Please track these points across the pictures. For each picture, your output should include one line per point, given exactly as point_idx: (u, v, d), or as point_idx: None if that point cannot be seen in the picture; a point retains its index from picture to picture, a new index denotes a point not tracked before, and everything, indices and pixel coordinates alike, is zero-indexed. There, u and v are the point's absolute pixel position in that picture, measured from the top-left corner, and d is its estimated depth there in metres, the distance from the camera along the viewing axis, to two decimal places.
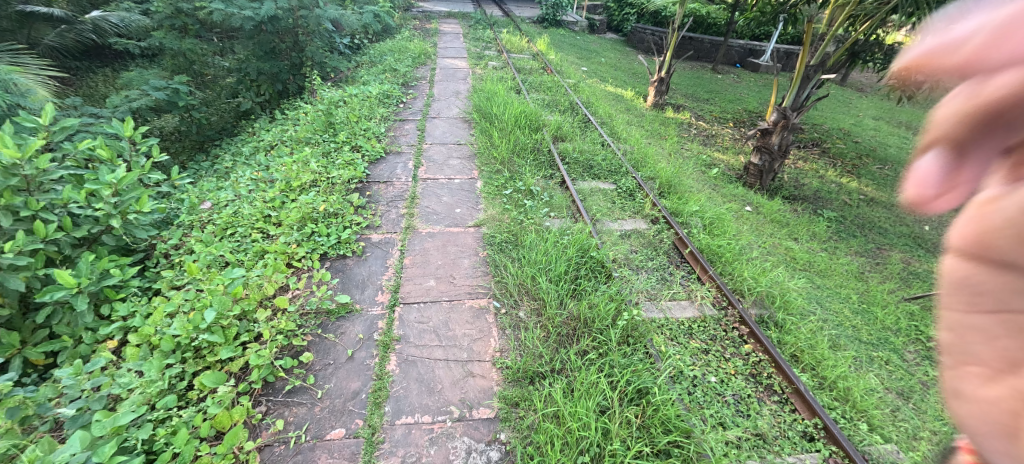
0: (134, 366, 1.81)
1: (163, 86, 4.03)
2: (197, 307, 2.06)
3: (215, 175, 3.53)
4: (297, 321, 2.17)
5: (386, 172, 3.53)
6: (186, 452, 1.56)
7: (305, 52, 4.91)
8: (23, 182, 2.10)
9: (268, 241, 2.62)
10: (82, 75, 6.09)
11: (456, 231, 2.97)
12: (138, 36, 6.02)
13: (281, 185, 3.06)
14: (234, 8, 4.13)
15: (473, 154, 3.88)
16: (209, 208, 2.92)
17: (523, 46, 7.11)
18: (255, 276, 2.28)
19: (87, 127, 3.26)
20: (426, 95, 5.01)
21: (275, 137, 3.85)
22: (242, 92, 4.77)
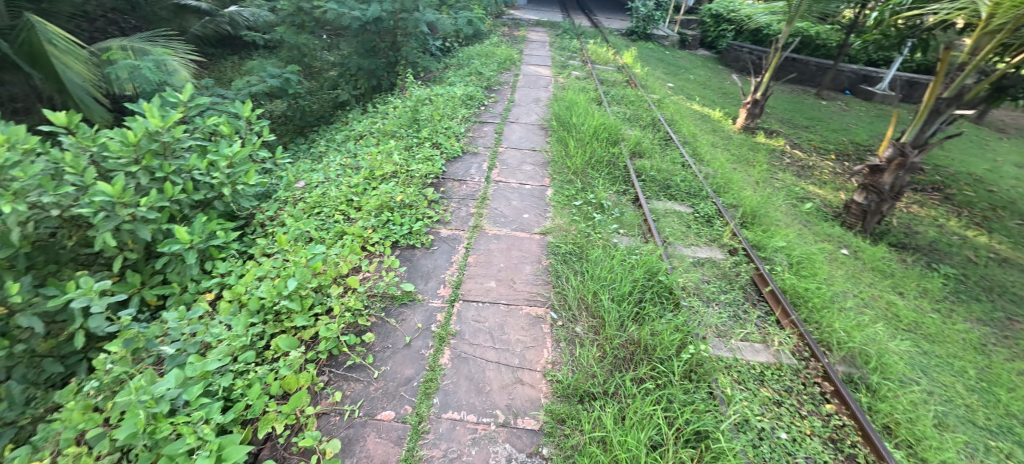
0: (225, 319, 2.02)
1: (277, 75, 4.43)
2: (281, 275, 2.26)
3: (310, 157, 3.86)
4: (365, 301, 2.30)
5: (461, 171, 3.65)
6: (257, 405, 1.70)
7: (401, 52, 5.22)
8: (161, 148, 2.44)
9: (348, 223, 2.80)
10: (215, 60, 7.02)
11: (522, 236, 2.99)
12: (263, 30, 6.79)
13: (366, 173, 3.27)
14: (345, 9, 4.51)
15: (547, 162, 3.88)
16: (302, 187, 3.20)
17: (609, 57, 7.01)
18: (333, 254, 2.46)
19: (214, 106, 3.72)
20: (507, 100, 5.10)
21: (365, 128, 4.12)
22: (341, 84, 5.19)
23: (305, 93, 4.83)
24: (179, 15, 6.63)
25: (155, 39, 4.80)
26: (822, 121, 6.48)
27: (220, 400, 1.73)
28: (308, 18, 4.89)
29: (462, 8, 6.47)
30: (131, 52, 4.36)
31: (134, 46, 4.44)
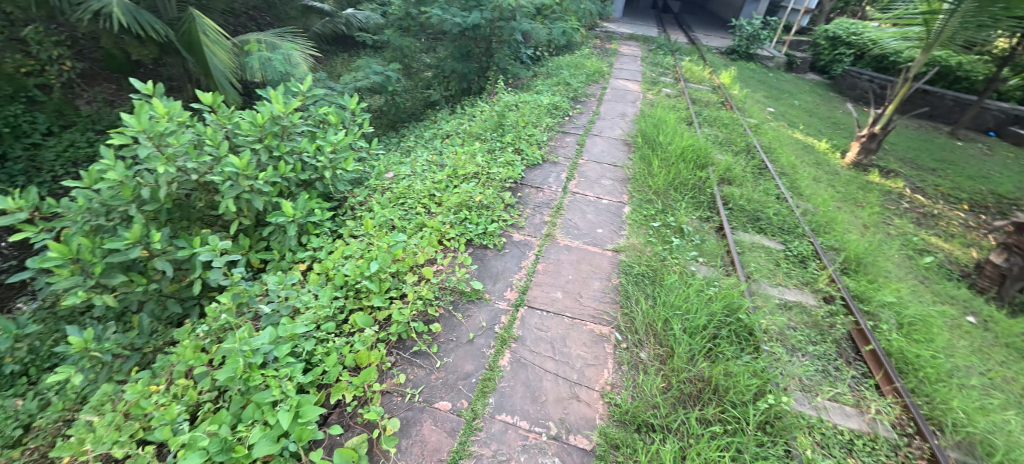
0: (314, 289, 2.22)
1: (380, 71, 4.66)
2: (365, 256, 2.44)
3: (400, 151, 4.11)
4: (436, 292, 2.40)
5: (539, 179, 3.66)
6: (333, 372, 1.85)
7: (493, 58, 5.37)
8: (281, 130, 2.75)
9: (429, 216, 2.94)
10: (328, 56, 7.75)
11: (593, 251, 2.93)
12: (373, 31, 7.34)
13: (450, 171, 3.41)
14: (448, 15, 4.74)
15: (627, 178, 3.77)
16: (390, 177, 3.42)
17: (704, 76, 6.68)
18: (412, 244, 2.59)
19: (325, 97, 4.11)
20: (592, 112, 4.98)
21: (452, 128, 4.31)
22: (434, 84, 5.47)
23: (401, 90, 5.16)
24: (305, 15, 7.41)
25: (283, 33, 5.36)
26: (955, 164, 5.64)
27: (302, 361, 1.89)
28: (414, 22, 5.20)
29: (557, 18, 6.53)
30: (265, 46, 4.92)
31: (268, 41, 4.99)
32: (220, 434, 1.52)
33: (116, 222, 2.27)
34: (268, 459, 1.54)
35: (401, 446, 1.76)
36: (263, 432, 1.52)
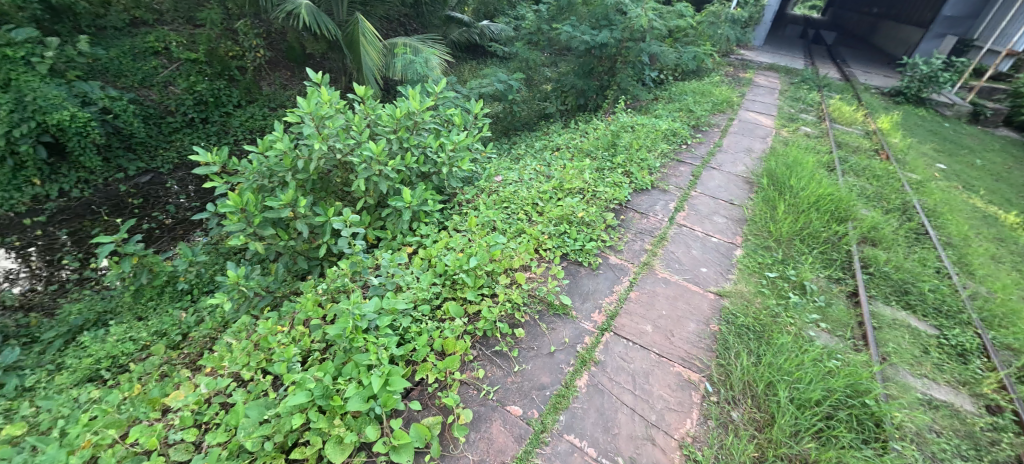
0: (416, 272, 2.39)
1: (503, 80, 4.87)
2: (465, 251, 2.56)
3: (510, 158, 4.25)
4: (525, 298, 2.44)
5: (644, 205, 3.47)
6: (422, 351, 1.97)
7: (615, 78, 5.20)
8: (412, 125, 3.03)
9: (529, 224, 2.99)
10: (459, 61, 8.39)
11: (694, 289, 2.72)
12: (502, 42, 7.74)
13: (556, 183, 3.42)
14: (578, 32, 4.71)
15: (745, 219, 3.42)
16: (499, 181, 3.55)
17: (857, 118, 5.85)
18: (510, 248, 2.66)
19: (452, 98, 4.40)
20: (714, 144, 4.59)
21: (564, 142, 4.34)
22: (552, 97, 5.50)
23: (519, 101, 5.21)
24: (446, 25, 8.14)
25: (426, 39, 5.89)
26: None
27: (398, 334, 2.05)
28: (544, 36, 5.31)
29: (689, 42, 6.24)
30: (410, 49, 5.45)
31: (412, 44, 5.49)
32: (323, 381, 1.71)
33: (275, 184, 2.70)
34: (357, 414, 1.69)
35: (469, 438, 1.81)
36: (357, 390, 1.68)
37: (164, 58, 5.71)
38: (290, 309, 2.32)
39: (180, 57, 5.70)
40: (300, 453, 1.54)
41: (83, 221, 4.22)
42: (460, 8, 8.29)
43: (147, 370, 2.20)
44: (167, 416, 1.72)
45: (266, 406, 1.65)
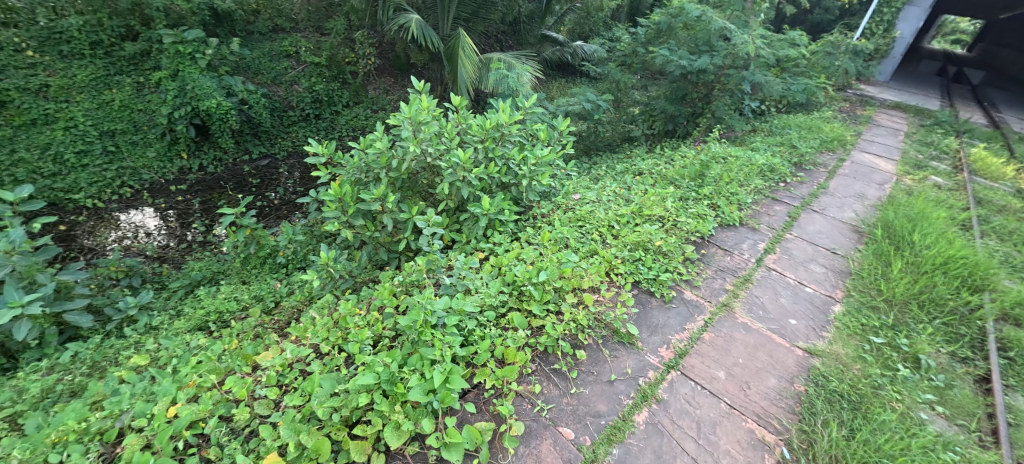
0: (486, 278, 2.44)
1: (592, 100, 4.86)
2: (535, 264, 2.56)
3: (589, 177, 4.21)
4: (590, 321, 2.36)
5: (729, 242, 3.22)
6: (483, 356, 2.00)
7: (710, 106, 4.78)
8: (499, 136, 3.11)
9: (603, 245, 2.92)
10: (549, 78, 8.61)
11: (778, 342, 2.47)
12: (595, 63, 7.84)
13: (634, 208, 3.30)
14: (675, 57, 4.50)
15: (848, 271, 3.06)
16: (576, 199, 3.52)
17: (1005, 172, 5.01)
18: (580, 267, 2.61)
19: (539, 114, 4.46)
20: (818, 184, 4.18)
21: (647, 167, 4.21)
22: (639, 120, 5.26)
23: (604, 122, 5.10)
24: (540, 43, 8.33)
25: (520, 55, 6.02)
26: None
27: (462, 335, 2.09)
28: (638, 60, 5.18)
29: (798, 73, 5.78)
30: (504, 65, 5.63)
31: (506, 60, 5.67)
32: (390, 367, 1.80)
33: (369, 179, 2.92)
34: (416, 405, 1.75)
35: (518, 452, 1.79)
36: (419, 382, 1.74)
37: (294, 61, 6.48)
38: (368, 295, 2.48)
39: (306, 60, 6.42)
40: (361, 430, 1.63)
41: (214, 193, 4.90)
42: (556, 28, 8.42)
43: (244, 329, 2.46)
44: (256, 372, 1.92)
45: (338, 380, 1.79)
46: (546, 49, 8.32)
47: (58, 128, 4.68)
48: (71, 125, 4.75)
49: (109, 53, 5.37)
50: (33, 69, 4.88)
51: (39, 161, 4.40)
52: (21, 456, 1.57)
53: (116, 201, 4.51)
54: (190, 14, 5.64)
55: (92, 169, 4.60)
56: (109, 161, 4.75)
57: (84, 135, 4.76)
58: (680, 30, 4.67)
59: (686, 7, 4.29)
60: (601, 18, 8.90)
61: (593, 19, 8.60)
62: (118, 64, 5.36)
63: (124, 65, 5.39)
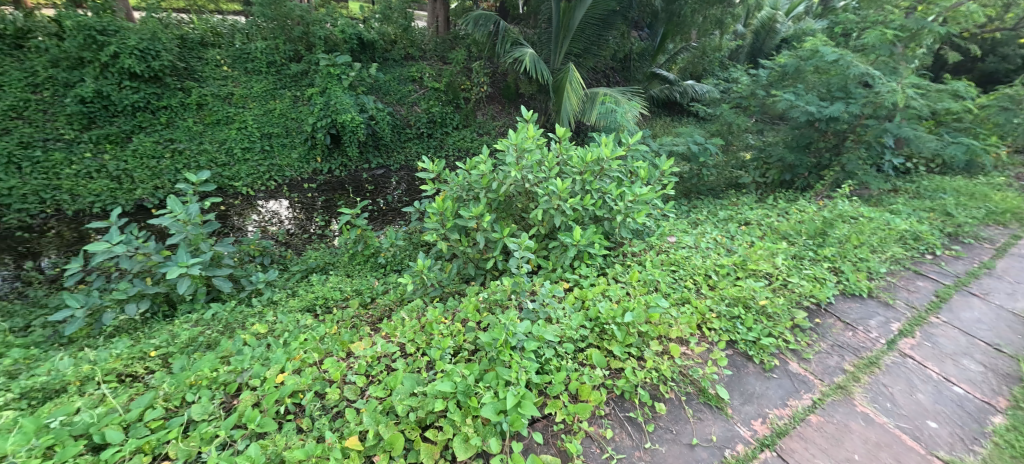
0: (568, 309, 2.40)
1: (700, 142, 4.66)
2: (621, 303, 2.46)
3: (688, 221, 3.98)
4: (675, 374, 2.17)
5: (853, 314, 2.78)
6: (556, 387, 1.95)
7: (840, 158, 4.30)
8: (599, 170, 3.09)
9: (697, 295, 2.72)
10: (655, 116, 8.47)
11: (909, 444, 2.04)
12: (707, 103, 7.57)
13: (736, 259, 3.04)
14: (801, 102, 4.13)
15: (1016, 377, 2.47)
16: (672, 241, 3.35)
17: None
18: (670, 315, 2.45)
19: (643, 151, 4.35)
20: (979, 262, 3.48)
21: (756, 218, 3.88)
22: (750, 166, 4.89)
23: (712, 165, 4.81)
24: (649, 80, 8.29)
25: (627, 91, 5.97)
26: None
27: (539, 362, 2.07)
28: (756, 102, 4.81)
29: (960, 130, 4.96)
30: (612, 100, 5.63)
31: (614, 96, 5.66)
32: (466, 379, 1.84)
33: (469, 197, 3.07)
34: (486, 422, 1.75)
35: None
36: (492, 399, 1.75)
37: (417, 85, 7.14)
38: (454, 306, 2.58)
39: (428, 85, 7.04)
40: (433, 434, 1.67)
41: (336, 194, 5.53)
42: (667, 66, 8.38)
43: (343, 318, 2.70)
44: (350, 359, 2.09)
45: (417, 381, 1.87)
46: (654, 87, 8.24)
47: (233, 128, 5.77)
48: (243, 127, 5.82)
49: (279, 71, 6.43)
50: (226, 80, 6.14)
51: (217, 152, 5.49)
52: (168, 389, 1.88)
53: (263, 191, 5.36)
54: (342, 42, 6.55)
55: (251, 163, 5.55)
56: (264, 157, 5.68)
57: (250, 135, 5.78)
58: (810, 74, 4.32)
59: (821, 50, 3.97)
60: (719, 58, 8.54)
61: (709, 59, 8.26)
62: (282, 79, 6.39)
63: (287, 80, 6.40)
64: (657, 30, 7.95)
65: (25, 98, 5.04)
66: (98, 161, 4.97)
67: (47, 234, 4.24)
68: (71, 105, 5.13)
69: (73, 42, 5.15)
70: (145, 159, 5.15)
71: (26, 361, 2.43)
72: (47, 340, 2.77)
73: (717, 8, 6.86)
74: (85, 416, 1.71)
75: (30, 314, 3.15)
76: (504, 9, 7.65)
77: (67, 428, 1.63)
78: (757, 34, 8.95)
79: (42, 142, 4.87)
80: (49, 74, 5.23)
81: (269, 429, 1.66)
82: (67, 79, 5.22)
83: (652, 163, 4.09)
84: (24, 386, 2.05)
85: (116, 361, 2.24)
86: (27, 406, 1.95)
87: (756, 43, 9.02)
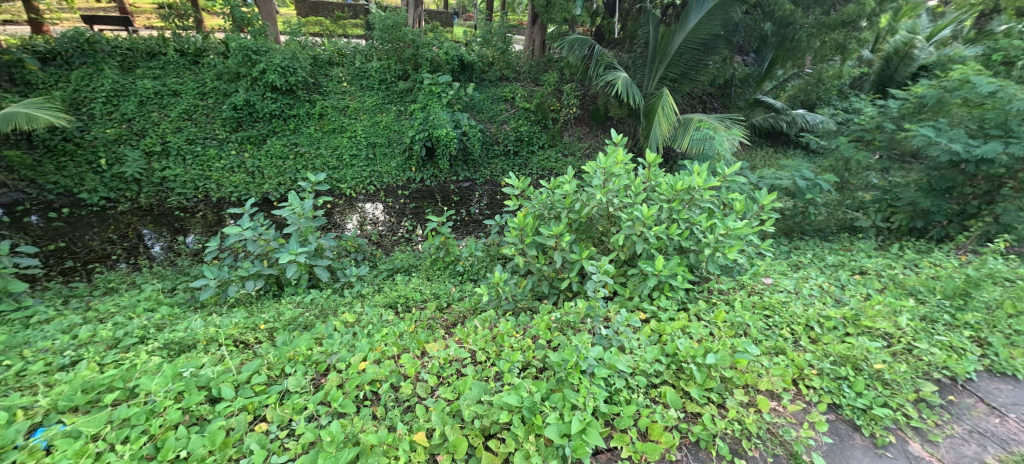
0: (644, 341, 2.28)
1: (809, 178, 4.24)
2: (703, 343, 2.28)
3: (788, 263, 3.62)
4: (762, 430, 1.93)
5: (1003, 397, 2.25)
6: (625, 420, 1.84)
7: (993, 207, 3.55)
8: (689, 199, 2.93)
9: (795, 347, 2.42)
10: (755, 145, 7.93)
11: None
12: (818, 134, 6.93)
13: (846, 312, 2.66)
14: (943, 138, 3.57)
15: None
16: (767, 283, 3.06)
17: None
18: (760, 364, 2.21)
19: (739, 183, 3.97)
20: None
21: (874, 267, 3.41)
22: (870, 208, 4.32)
23: (820, 203, 4.35)
24: (751, 108, 7.80)
25: (726, 118, 5.64)
26: None
27: (608, 391, 1.98)
28: (881, 136, 4.27)
29: None
30: (708, 126, 5.34)
31: (710, 122, 5.37)
32: (533, 396, 1.83)
33: (551, 216, 3.08)
34: (548, 443, 1.72)
35: None
36: (556, 421, 1.71)
37: (509, 104, 7.41)
38: (526, 322, 2.58)
39: (519, 105, 7.26)
40: (495, 445, 1.68)
41: (425, 202, 5.88)
42: (774, 93, 7.80)
43: (421, 318, 2.83)
44: (424, 358, 2.19)
45: (483, 390, 1.89)
46: (757, 115, 7.72)
47: (345, 137, 6.43)
48: (353, 136, 6.46)
49: (388, 88, 7.08)
50: (345, 94, 6.88)
51: (330, 157, 6.16)
52: (271, 359, 2.11)
53: (364, 194, 5.89)
54: (445, 63, 7.04)
55: (356, 168, 6.15)
56: (368, 164, 6.25)
57: (359, 144, 6.39)
58: (957, 107, 3.73)
59: (974, 80, 3.57)
60: (837, 87, 7.73)
61: (824, 87, 7.49)
62: (391, 95, 7.02)
63: (394, 96, 7.02)
64: (764, 55, 7.48)
65: (194, 104, 6.09)
66: (240, 158, 5.85)
67: (196, 215, 5.09)
68: (226, 110, 6.08)
69: (234, 60, 6.08)
70: (275, 159, 5.94)
71: (169, 317, 2.89)
72: (185, 302, 3.27)
73: (840, 31, 6.20)
74: (208, 370, 1.99)
75: (176, 279, 3.76)
76: (600, 34, 7.62)
77: (194, 379, 1.91)
78: (887, 60, 7.92)
79: (203, 140, 5.86)
80: (214, 85, 6.26)
81: (348, 410, 1.79)
82: (226, 89, 6.21)
83: (750, 196, 3.80)
84: (166, 338, 2.44)
85: (234, 329, 2.57)
86: (166, 356, 2.32)
87: (886, 70, 7.98)
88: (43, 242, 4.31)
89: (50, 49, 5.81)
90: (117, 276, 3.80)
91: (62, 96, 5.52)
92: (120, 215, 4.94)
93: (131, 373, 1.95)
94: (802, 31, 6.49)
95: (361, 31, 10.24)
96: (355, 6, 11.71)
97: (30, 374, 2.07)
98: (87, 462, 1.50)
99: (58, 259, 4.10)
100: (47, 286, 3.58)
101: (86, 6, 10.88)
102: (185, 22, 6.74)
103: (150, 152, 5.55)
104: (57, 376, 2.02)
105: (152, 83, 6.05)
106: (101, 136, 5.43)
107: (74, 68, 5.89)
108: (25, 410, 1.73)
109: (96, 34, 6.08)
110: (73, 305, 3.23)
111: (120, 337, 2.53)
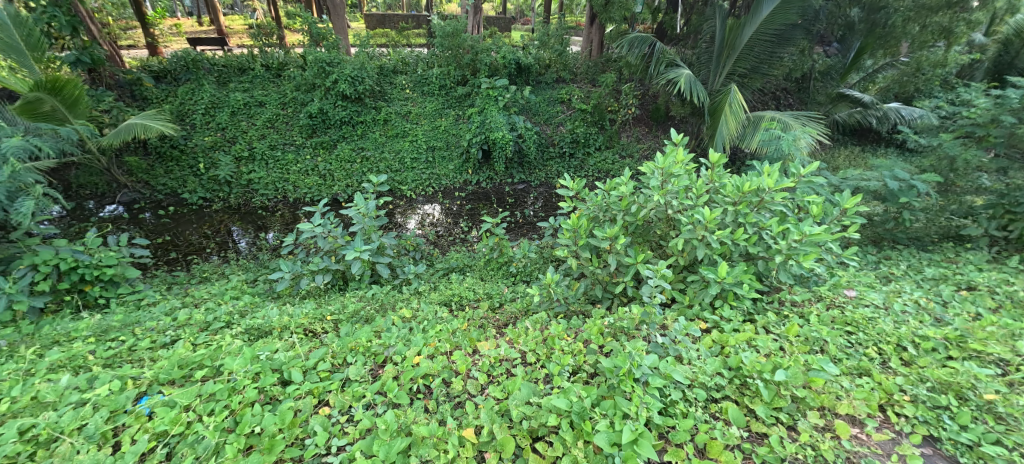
0: (703, 352, 2.15)
1: (903, 178, 3.78)
2: (772, 358, 2.10)
3: (875, 275, 3.25)
4: (840, 459, 1.72)
5: None
6: (681, 434, 1.73)
7: None
8: (757, 202, 2.71)
9: (882, 369, 2.16)
10: (838, 144, 7.35)
11: None
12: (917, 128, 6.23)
13: (949, 332, 2.32)
14: None
15: None
16: (850, 296, 2.76)
17: None
18: (840, 385, 1.99)
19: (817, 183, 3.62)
20: None
21: (985, 282, 2.97)
22: (981, 214, 3.69)
23: (918, 208, 3.86)
24: (834, 102, 7.18)
25: (802, 115, 5.20)
26: None
27: (662, 402, 1.89)
28: (996, 132, 3.48)
29: None
30: (778, 124, 4.98)
31: (782, 120, 5.02)
32: (583, 401, 1.81)
33: (606, 218, 3.01)
34: (598, 450, 1.68)
35: None
36: (607, 428, 1.67)
37: (565, 106, 7.35)
38: (578, 325, 2.55)
39: (576, 106, 7.19)
40: (543, 447, 1.67)
41: (481, 204, 6.01)
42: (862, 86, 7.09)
43: (473, 317, 2.88)
44: (475, 355, 2.25)
45: (532, 392, 1.89)
46: (841, 111, 7.16)
47: (407, 141, 6.74)
48: (415, 140, 6.75)
49: (448, 93, 7.31)
50: (407, 101, 7.21)
51: (393, 160, 6.49)
52: (336, 349, 2.25)
53: (423, 196, 6.13)
54: (502, 67, 7.13)
55: (416, 171, 6.42)
56: (427, 167, 6.50)
57: (418, 148, 6.67)
58: None
59: None
60: (943, 77, 6.83)
61: (924, 77, 6.47)
62: (450, 100, 7.26)
63: (453, 101, 7.26)
64: (850, 44, 6.87)
65: (276, 113, 6.69)
66: (313, 162, 6.34)
67: (276, 214, 5.58)
68: (303, 118, 6.63)
69: (311, 72, 6.61)
70: (343, 163, 6.37)
71: (251, 305, 3.20)
72: (264, 292, 3.59)
73: (945, 13, 5.46)
74: (282, 355, 2.16)
75: (258, 271, 4.15)
76: (661, 30, 7.35)
77: (270, 362, 2.09)
78: (1008, 44, 6.80)
79: (283, 146, 6.42)
80: (293, 95, 6.84)
81: (403, 402, 1.88)
82: (303, 99, 6.77)
83: (828, 199, 3.48)
84: (247, 324, 2.70)
85: (305, 319, 2.78)
86: (247, 339, 2.57)
87: (1004, 56, 6.97)
88: (153, 236, 4.94)
89: (163, 68, 6.66)
90: (210, 267, 4.26)
91: (171, 109, 6.31)
92: (213, 213, 5.54)
93: (217, 353, 2.18)
94: (897, 15, 5.83)
95: (424, 40, 10.73)
96: (419, 17, 12.38)
97: (139, 350, 2.38)
98: (180, 429, 1.70)
99: (164, 251, 4.67)
100: (156, 274, 4.10)
101: (193, 30, 12.42)
102: (271, 40, 7.44)
103: (239, 157, 6.17)
104: (160, 352, 2.31)
105: (242, 96, 6.74)
106: (200, 143, 6.13)
107: (181, 84, 6.70)
108: (134, 380, 1.99)
109: (200, 54, 6.88)
110: (175, 291, 3.67)
111: (210, 320, 2.84)
